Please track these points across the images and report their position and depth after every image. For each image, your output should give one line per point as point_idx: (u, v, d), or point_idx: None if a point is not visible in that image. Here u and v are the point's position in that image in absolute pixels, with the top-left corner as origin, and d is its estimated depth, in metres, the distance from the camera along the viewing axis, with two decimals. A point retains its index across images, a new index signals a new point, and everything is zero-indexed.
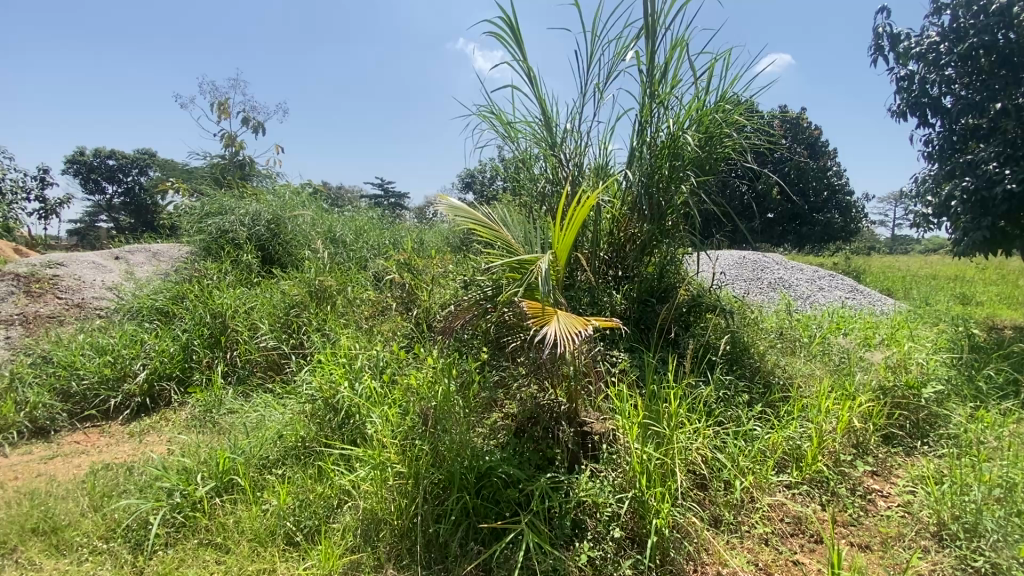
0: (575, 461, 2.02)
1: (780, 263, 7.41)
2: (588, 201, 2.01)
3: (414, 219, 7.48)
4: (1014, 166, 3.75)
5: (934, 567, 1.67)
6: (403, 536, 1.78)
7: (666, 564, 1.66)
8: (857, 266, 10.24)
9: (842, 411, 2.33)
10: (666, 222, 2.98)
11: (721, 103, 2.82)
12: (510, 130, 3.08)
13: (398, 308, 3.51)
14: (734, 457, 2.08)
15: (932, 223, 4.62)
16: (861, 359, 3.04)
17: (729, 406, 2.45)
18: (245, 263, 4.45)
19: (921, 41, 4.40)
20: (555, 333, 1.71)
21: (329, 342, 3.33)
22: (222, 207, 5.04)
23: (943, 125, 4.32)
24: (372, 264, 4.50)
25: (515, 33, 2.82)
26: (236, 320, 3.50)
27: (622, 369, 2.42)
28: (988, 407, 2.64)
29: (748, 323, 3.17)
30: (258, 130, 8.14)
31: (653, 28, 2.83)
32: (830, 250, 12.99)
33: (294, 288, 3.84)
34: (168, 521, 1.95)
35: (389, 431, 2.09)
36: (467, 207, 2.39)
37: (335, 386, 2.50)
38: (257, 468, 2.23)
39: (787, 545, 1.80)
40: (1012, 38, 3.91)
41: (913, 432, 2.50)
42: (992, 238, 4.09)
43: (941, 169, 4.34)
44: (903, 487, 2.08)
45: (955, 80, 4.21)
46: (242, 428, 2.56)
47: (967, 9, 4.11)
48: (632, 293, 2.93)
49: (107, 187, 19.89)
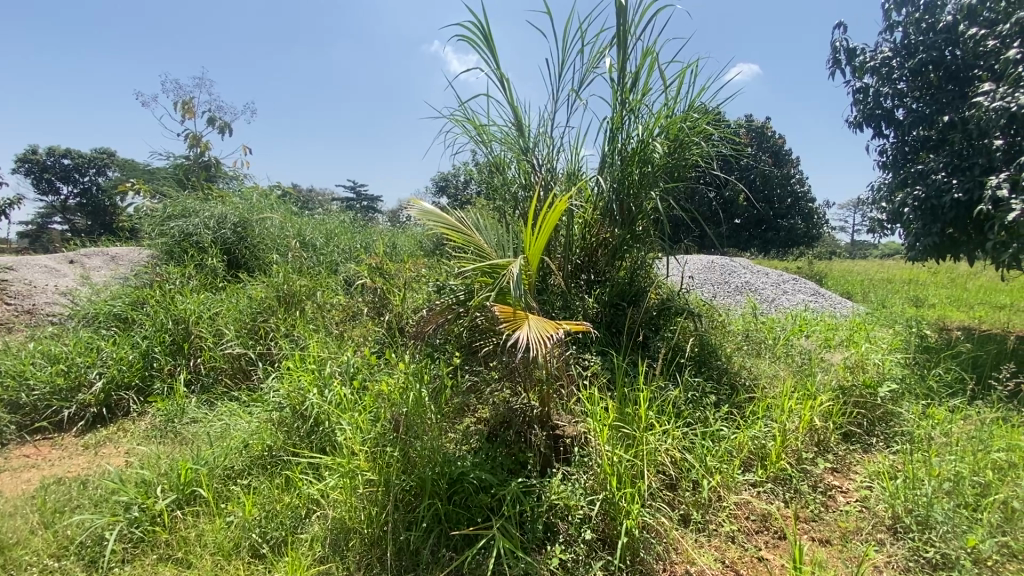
0: (548, 464, 2.04)
1: (747, 267, 7.66)
2: (560, 205, 2.04)
3: (388, 223, 7.43)
4: (961, 176, 3.92)
5: (890, 559, 1.74)
6: (374, 545, 1.74)
7: (637, 565, 1.68)
8: (816, 270, 10.68)
9: (804, 410, 2.42)
10: (637, 227, 3.04)
11: (689, 111, 2.91)
12: (483, 134, 3.09)
13: (370, 313, 3.47)
14: (702, 457, 2.13)
15: (886, 228, 4.83)
16: (821, 360, 3.16)
17: (698, 407, 2.51)
18: (210, 267, 4.32)
19: (875, 55, 4.63)
20: (527, 338, 1.71)
21: (298, 347, 3.26)
22: (186, 209, 4.88)
23: (897, 136, 4.56)
24: (342, 268, 4.44)
25: (488, 37, 2.85)
26: (200, 326, 3.40)
27: (593, 372, 2.46)
28: (939, 405, 2.78)
29: (716, 325, 3.26)
30: (225, 130, 7.94)
31: (624, 37, 2.89)
32: (794, 254, 13.38)
33: (262, 292, 3.75)
34: (126, 537, 1.87)
35: (360, 438, 2.06)
36: (439, 211, 2.39)
37: (303, 393, 2.45)
38: (222, 478, 2.16)
39: (752, 542, 1.85)
40: (957, 55, 4.18)
41: (870, 429, 2.61)
42: (942, 244, 4.29)
43: (895, 177, 4.56)
44: (860, 483, 2.16)
45: (907, 94, 4.45)
46: (205, 438, 2.48)
47: (916, 26, 4.38)
48: (604, 297, 2.98)
49: (62, 186, 19.04)
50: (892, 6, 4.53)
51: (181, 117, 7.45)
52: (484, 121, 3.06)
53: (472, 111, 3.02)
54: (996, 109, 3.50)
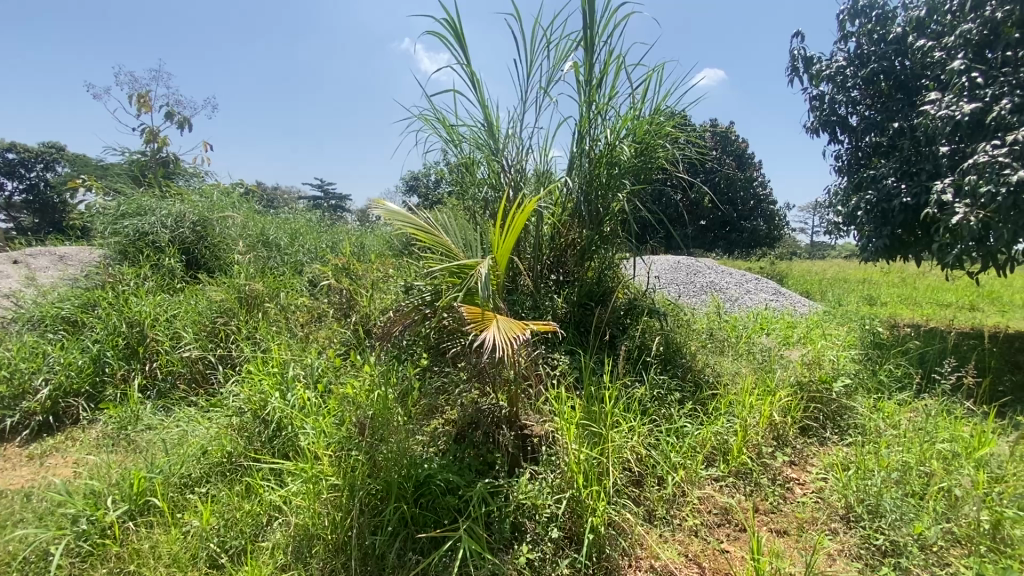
0: (516, 464, 2.04)
1: (712, 267, 7.86)
2: (528, 206, 2.04)
3: (357, 223, 7.31)
4: (909, 181, 4.14)
5: (842, 547, 1.82)
6: (338, 551, 1.70)
7: (603, 562, 1.70)
8: (778, 270, 11.06)
9: (764, 406, 2.51)
10: (604, 228, 3.09)
11: (655, 114, 2.96)
12: (452, 134, 3.07)
13: (336, 315, 3.41)
14: (667, 453, 2.19)
15: (842, 230, 5.04)
16: (780, 356, 3.28)
17: (663, 405, 2.56)
18: (167, 268, 4.15)
19: (830, 64, 4.83)
20: (495, 338, 1.71)
21: (261, 350, 3.17)
22: (141, 208, 4.68)
23: (851, 142, 4.78)
24: (308, 269, 4.34)
25: (458, 37, 2.84)
26: (156, 329, 3.26)
27: (561, 372, 2.49)
28: (889, 399, 2.92)
29: (681, 324, 3.34)
30: (184, 126, 7.65)
31: (592, 40, 2.92)
32: (757, 254, 13.81)
33: (222, 293, 3.62)
34: (73, 551, 1.77)
35: (324, 443, 2.02)
36: (406, 211, 2.36)
37: (265, 397, 2.39)
38: (178, 487, 2.08)
39: (714, 535, 1.89)
40: (906, 65, 4.40)
41: (825, 423, 2.71)
42: (892, 245, 4.50)
43: (849, 182, 4.77)
44: (817, 475, 2.25)
45: (860, 101, 4.66)
46: (161, 445, 2.38)
47: (869, 37, 4.59)
48: (573, 297, 3.00)
49: (6, 182, 18.00)
50: (846, 16, 4.73)
51: (137, 110, 7.14)
52: (453, 121, 3.04)
53: (441, 111, 3.00)
54: (942, 117, 3.65)
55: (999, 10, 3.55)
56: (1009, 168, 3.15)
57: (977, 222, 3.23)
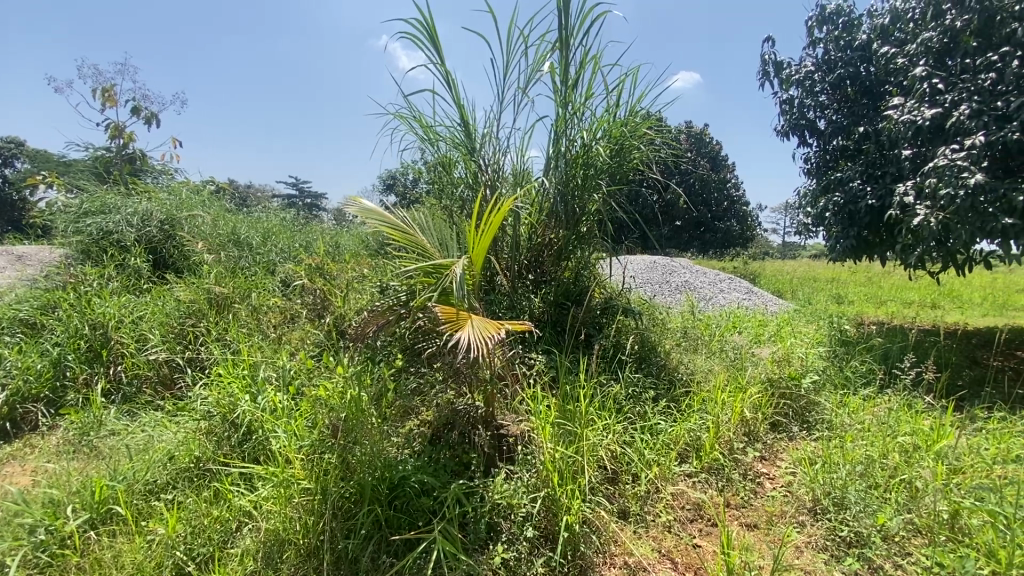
0: (491, 464, 2.04)
1: (687, 266, 8.00)
2: (504, 206, 2.04)
3: (332, 222, 7.20)
4: (874, 184, 4.28)
5: (810, 539, 1.88)
6: (310, 556, 1.67)
7: (578, 559, 1.71)
8: (750, 269, 11.31)
9: (736, 402, 2.56)
10: (581, 228, 3.11)
11: (630, 116, 3.00)
12: (429, 133, 3.05)
13: (309, 316, 3.36)
14: (642, 451, 2.22)
15: (811, 231, 5.18)
16: (751, 354, 3.35)
17: (638, 403, 2.60)
18: (133, 267, 4.02)
19: (799, 69, 4.96)
20: (469, 338, 1.70)
21: (231, 352, 3.09)
22: (105, 206, 4.52)
23: (819, 145, 4.92)
24: (281, 269, 4.25)
25: (434, 36, 2.82)
26: (121, 331, 3.15)
27: (538, 371, 2.50)
28: (854, 394, 3.01)
29: (656, 323, 3.39)
30: (151, 121, 7.41)
31: (568, 41, 2.94)
32: (731, 254, 14.10)
33: (190, 294, 3.52)
34: (30, 562, 1.70)
35: (296, 446, 1.99)
36: (381, 210, 2.34)
37: (235, 400, 2.34)
38: (142, 495, 2.01)
39: (687, 530, 1.93)
40: (871, 71, 4.56)
41: (794, 418, 2.79)
42: (859, 245, 4.64)
43: (817, 184, 4.91)
44: (785, 469, 2.31)
45: (828, 106, 4.80)
46: (125, 451, 2.30)
47: (836, 44, 4.73)
48: (549, 296, 3.02)
49: None
50: (814, 23, 4.86)
51: (101, 105, 6.89)
52: (430, 120, 3.02)
53: (417, 109, 2.98)
54: (904, 122, 3.78)
55: (958, 19, 3.69)
56: (966, 172, 3.27)
57: (937, 223, 3.36)
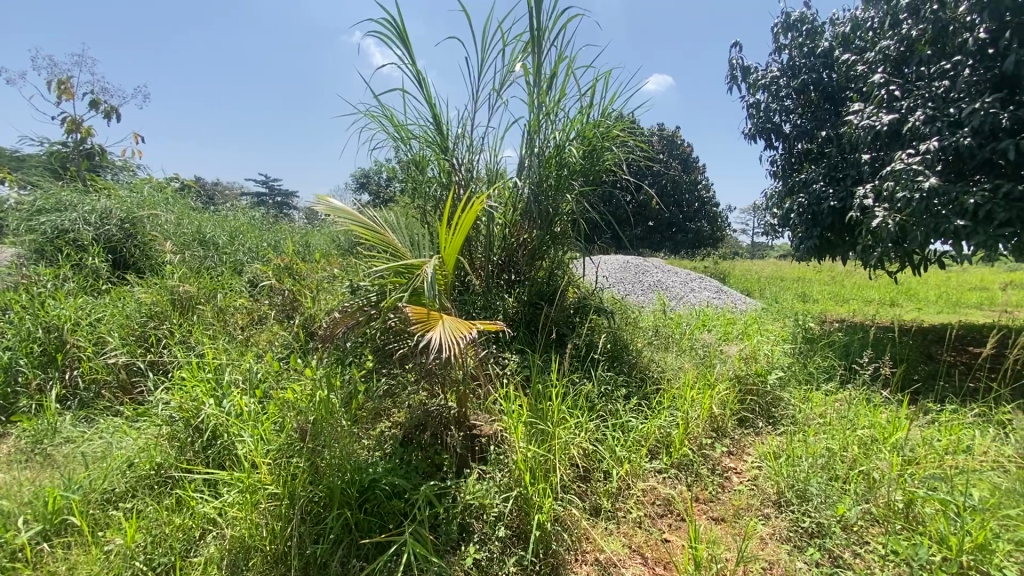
0: (464, 464, 2.03)
1: (659, 266, 8.13)
2: (475, 205, 2.04)
3: (302, 220, 7.07)
4: (836, 186, 4.43)
5: (774, 531, 1.93)
6: (276, 563, 1.64)
7: (550, 557, 1.72)
8: (720, 269, 11.57)
9: (705, 399, 2.62)
10: (554, 228, 3.13)
11: (602, 117, 3.04)
12: (401, 131, 3.02)
13: (278, 317, 3.29)
14: (613, 448, 2.25)
15: (777, 232, 5.34)
16: (719, 351, 3.43)
17: (610, 400, 2.63)
18: (91, 268, 3.86)
19: (766, 74, 5.10)
20: (440, 338, 1.70)
21: (196, 355, 3.00)
22: (61, 203, 4.33)
23: (785, 148, 5.07)
24: (248, 269, 4.15)
25: (405, 34, 2.79)
26: (78, 333, 3.03)
27: (511, 371, 2.51)
28: (817, 390, 3.11)
29: (628, 321, 3.43)
30: (111, 115, 7.12)
31: (540, 42, 2.95)
32: (702, 254, 14.39)
33: (152, 295, 3.40)
34: None
35: (262, 450, 1.95)
36: (350, 209, 2.30)
37: (199, 404, 2.27)
38: (99, 504, 1.93)
39: (657, 526, 1.96)
40: (833, 77, 4.72)
41: (761, 413, 2.87)
42: (822, 245, 4.80)
43: (783, 186, 5.06)
44: (751, 463, 2.37)
45: (793, 110, 4.95)
46: (82, 459, 2.20)
47: (800, 50, 4.88)
48: (523, 296, 3.03)
49: None
50: (780, 29, 5.01)
51: (57, 98, 6.57)
52: (402, 119, 2.99)
53: (389, 108, 2.95)
54: (864, 127, 3.93)
55: (913, 28, 3.86)
56: (921, 175, 3.42)
57: (895, 225, 3.50)
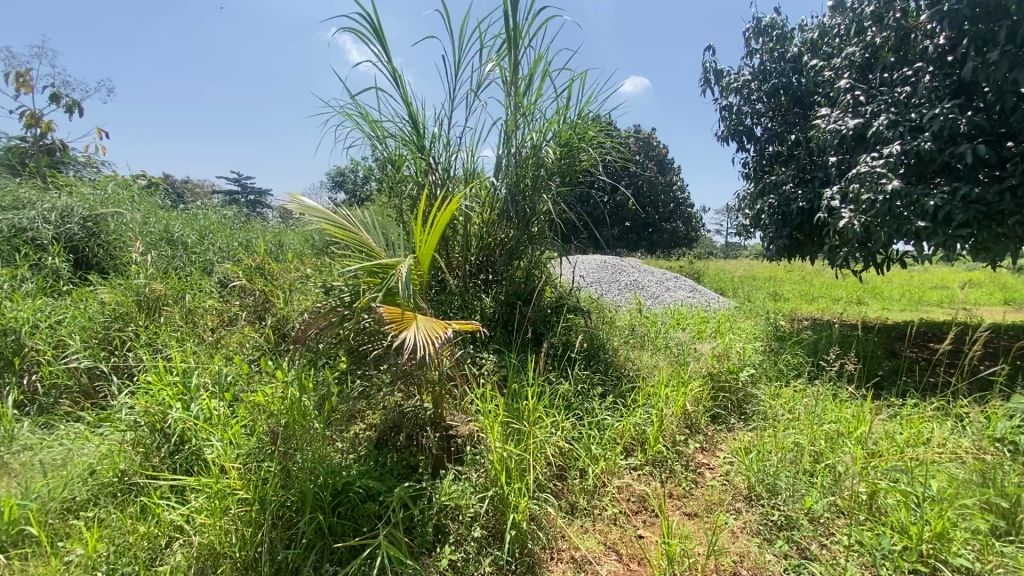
0: (439, 465, 2.02)
1: (636, 266, 8.22)
2: (450, 204, 2.03)
3: (275, 220, 6.92)
4: (805, 187, 4.57)
5: (745, 524, 1.98)
6: (247, 569, 1.60)
7: (525, 556, 1.73)
8: (695, 269, 11.77)
9: (678, 397, 2.66)
10: (531, 228, 3.14)
11: (578, 118, 3.06)
12: (377, 130, 2.99)
13: (249, 318, 3.22)
14: (589, 446, 2.27)
15: (749, 232, 5.47)
16: (693, 349, 3.49)
17: (586, 399, 2.66)
18: (51, 268, 3.70)
19: (738, 77, 5.22)
20: (415, 338, 1.68)
21: (163, 357, 2.91)
22: (18, 200, 4.14)
23: (756, 150, 5.19)
24: (219, 269, 4.05)
25: (380, 32, 2.76)
26: (36, 336, 2.90)
27: (488, 370, 2.51)
28: (786, 386, 3.20)
29: (604, 321, 3.46)
30: (72, 109, 6.86)
31: (517, 42, 2.96)
32: (677, 254, 14.61)
33: (116, 296, 3.29)
34: None
35: (232, 454, 1.91)
36: (323, 208, 2.26)
37: (165, 408, 2.20)
38: (59, 514, 1.86)
39: (632, 522, 1.98)
40: (802, 81, 4.85)
41: (733, 410, 2.93)
42: (791, 245, 4.93)
43: (755, 187, 5.19)
44: (724, 459, 2.42)
45: (764, 113, 5.08)
46: (40, 467, 2.11)
47: (771, 54, 5.00)
48: (500, 296, 3.03)
49: None
50: (751, 34, 5.12)
51: (14, 90, 6.29)
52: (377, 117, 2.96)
53: (364, 107, 2.91)
54: (831, 130, 4.06)
55: (877, 36, 3.99)
56: (884, 178, 3.54)
57: (860, 225, 3.62)
